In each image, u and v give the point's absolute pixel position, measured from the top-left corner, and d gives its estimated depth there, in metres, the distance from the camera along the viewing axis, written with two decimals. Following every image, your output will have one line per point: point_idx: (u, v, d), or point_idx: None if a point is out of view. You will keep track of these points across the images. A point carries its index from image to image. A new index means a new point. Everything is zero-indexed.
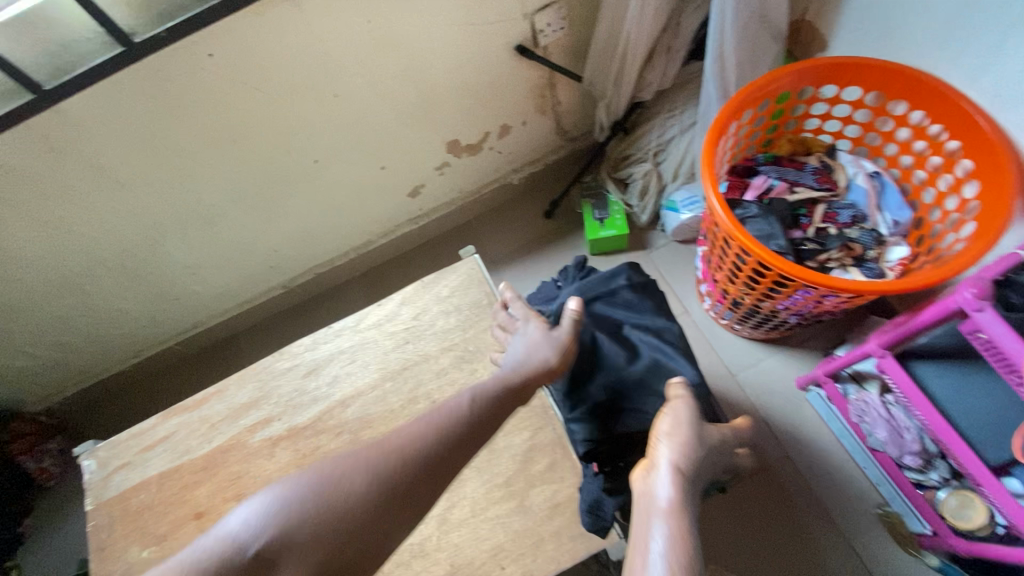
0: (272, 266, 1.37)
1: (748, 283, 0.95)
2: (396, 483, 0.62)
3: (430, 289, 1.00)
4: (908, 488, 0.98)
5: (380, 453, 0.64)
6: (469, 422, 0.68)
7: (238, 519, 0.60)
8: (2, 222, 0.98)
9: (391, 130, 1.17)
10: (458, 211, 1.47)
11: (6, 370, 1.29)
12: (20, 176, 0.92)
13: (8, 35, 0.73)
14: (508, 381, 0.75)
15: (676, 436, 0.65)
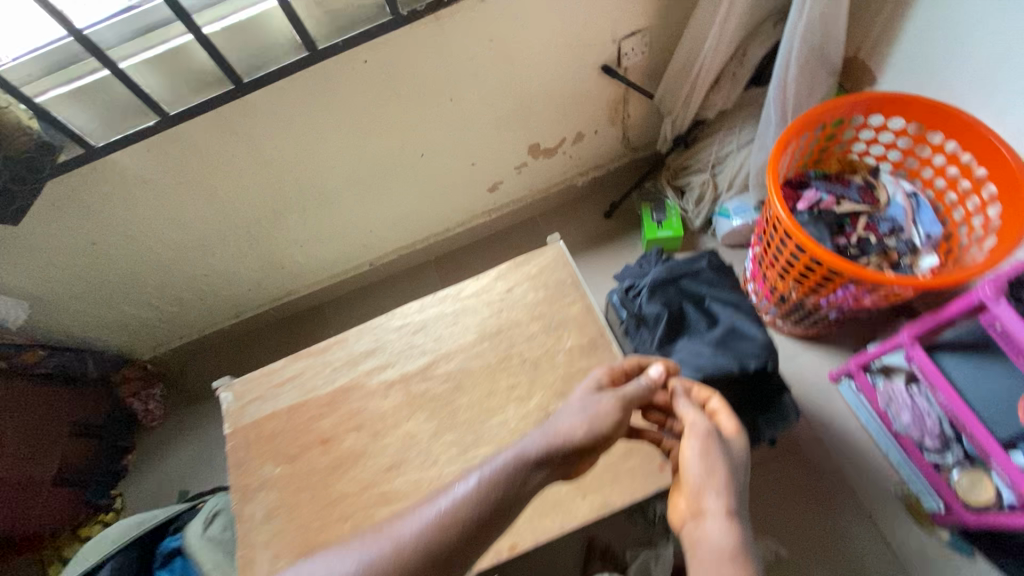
0: (363, 245, 1.55)
1: (798, 278, 1.11)
2: (426, 564, 0.65)
3: (521, 268, 1.16)
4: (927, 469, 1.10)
5: (405, 536, 0.67)
6: (490, 507, 0.68)
7: None
8: (169, 187, 1.16)
9: (487, 131, 1.34)
10: (528, 207, 1.64)
11: (132, 319, 1.46)
12: (196, 150, 1.10)
13: (227, 38, 0.93)
14: (528, 453, 0.73)
15: (714, 479, 0.69)
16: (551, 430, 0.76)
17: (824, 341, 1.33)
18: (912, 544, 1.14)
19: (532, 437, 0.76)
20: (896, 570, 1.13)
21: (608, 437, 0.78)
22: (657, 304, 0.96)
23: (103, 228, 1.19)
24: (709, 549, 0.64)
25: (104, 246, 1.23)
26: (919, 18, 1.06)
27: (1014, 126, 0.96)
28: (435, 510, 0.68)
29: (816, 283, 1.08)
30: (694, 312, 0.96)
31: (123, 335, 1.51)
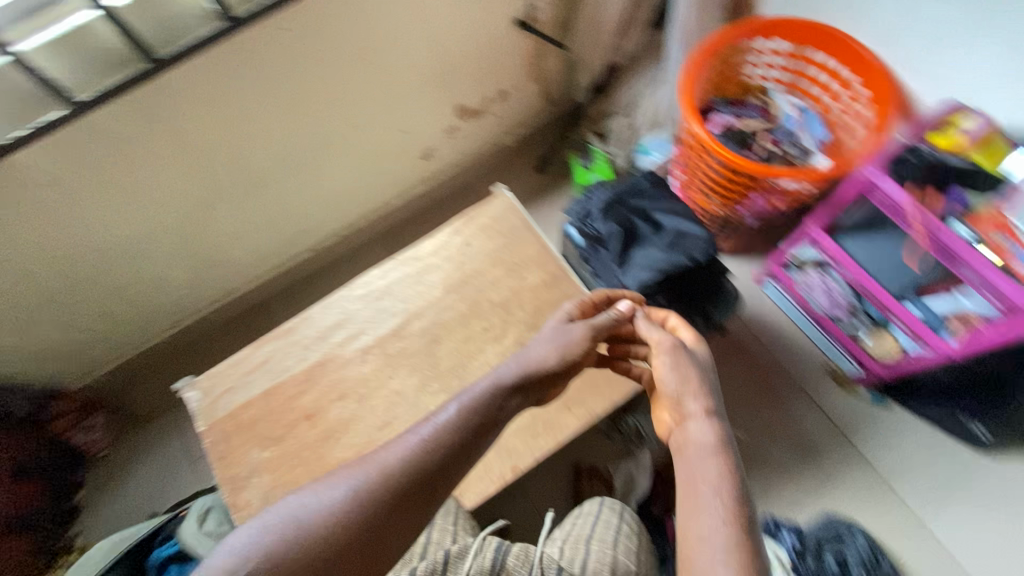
0: (303, 231, 1.51)
1: (722, 193, 1.25)
2: (415, 484, 0.68)
3: (473, 220, 1.18)
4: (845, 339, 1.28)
5: (391, 462, 0.69)
6: (471, 430, 0.72)
7: (242, 538, 0.64)
8: (84, 188, 1.08)
9: (414, 95, 1.36)
10: (463, 172, 1.67)
11: (56, 345, 1.34)
12: (112, 141, 1.04)
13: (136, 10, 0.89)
14: (503, 381, 0.77)
15: (689, 384, 0.76)
16: (525, 359, 0.80)
17: (747, 252, 1.49)
18: (843, 407, 1.33)
19: (506, 365, 0.80)
20: (835, 431, 1.31)
21: (577, 361, 0.81)
22: (610, 224, 0.93)
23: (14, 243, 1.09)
24: (694, 444, 0.71)
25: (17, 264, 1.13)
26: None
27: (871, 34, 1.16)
28: (417, 440, 0.71)
29: (735, 191, 1.22)
30: (647, 226, 0.93)
31: (48, 366, 1.37)
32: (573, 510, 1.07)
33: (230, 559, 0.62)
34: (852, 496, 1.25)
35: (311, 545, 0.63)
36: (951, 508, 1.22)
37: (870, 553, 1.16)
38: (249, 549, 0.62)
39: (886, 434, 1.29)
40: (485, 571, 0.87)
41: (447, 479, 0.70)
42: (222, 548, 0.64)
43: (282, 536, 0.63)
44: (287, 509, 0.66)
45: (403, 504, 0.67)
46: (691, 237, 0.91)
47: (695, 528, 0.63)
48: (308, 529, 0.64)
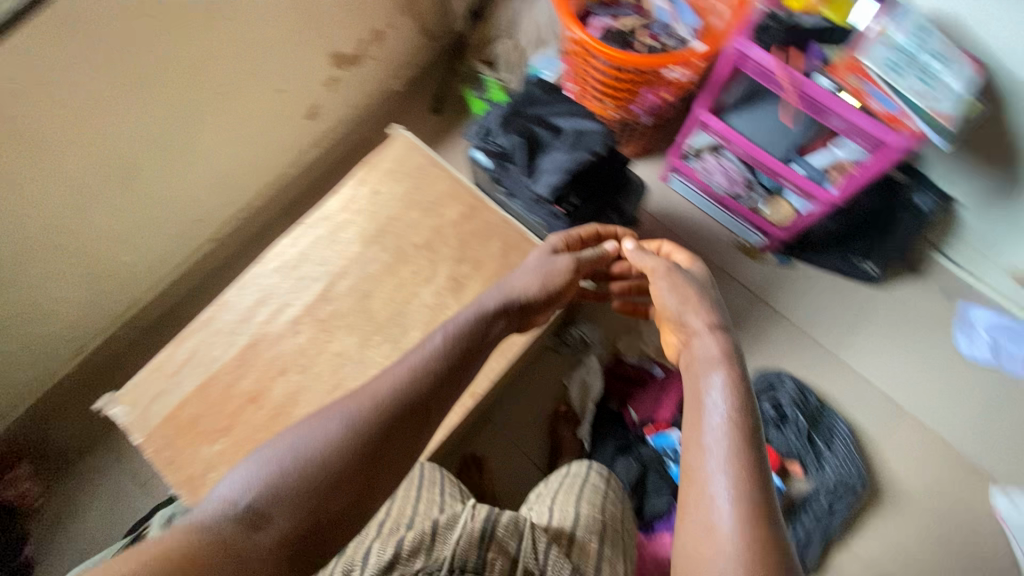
0: (198, 220, 1.40)
1: (613, 96, 1.27)
2: (410, 405, 0.70)
3: (376, 166, 1.14)
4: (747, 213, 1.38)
5: (385, 389, 0.71)
6: (458, 352, 0.77)
7: (230, 485, 0.61)
8: None
9: (279, 48, 1.26)
10: (355, 127, 1.60)
11: None
12: None
13: None
14: (487, 308, 0.84)
15: (689, 304, 0.82)
16: (508, 288, 0.87)
17: (651, 153, 1.55)
18: (757, 275, 1.44)
19: (491, 294, 0.86)
20: (756, 297, 1.42)
21: (563, 287, 0.88)
22: (511, 137, 0.91)
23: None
24: (701, 356, 0.76)
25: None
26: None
27: None
28: (407, 364, 0.74)
29: (626, 90, 1.25)
30: (547, 132, 0.92)
31: None
32: (558, 470, 1.08)
33: (229, 495, 0.60)
34: (781, 351, 1.38)
35: (314, 465, 0.62)
36: (861, 338, 1.38)
37: (798, 393, 1.31)
38: (242, 486, 0.61)
39: (798, 289, 1.43)
40: (474, 541, 0.80)
41: (438, 399, 0.73)
42: (211, 493, 0.61)
43: (280, 465, 0.62)
44: (282, 441, 0.65)
45: (400, 426, 0.68)
46: (589, 134, 0.92)
47: (700, 428, 0.67)
48: (310, 453, 0.63)
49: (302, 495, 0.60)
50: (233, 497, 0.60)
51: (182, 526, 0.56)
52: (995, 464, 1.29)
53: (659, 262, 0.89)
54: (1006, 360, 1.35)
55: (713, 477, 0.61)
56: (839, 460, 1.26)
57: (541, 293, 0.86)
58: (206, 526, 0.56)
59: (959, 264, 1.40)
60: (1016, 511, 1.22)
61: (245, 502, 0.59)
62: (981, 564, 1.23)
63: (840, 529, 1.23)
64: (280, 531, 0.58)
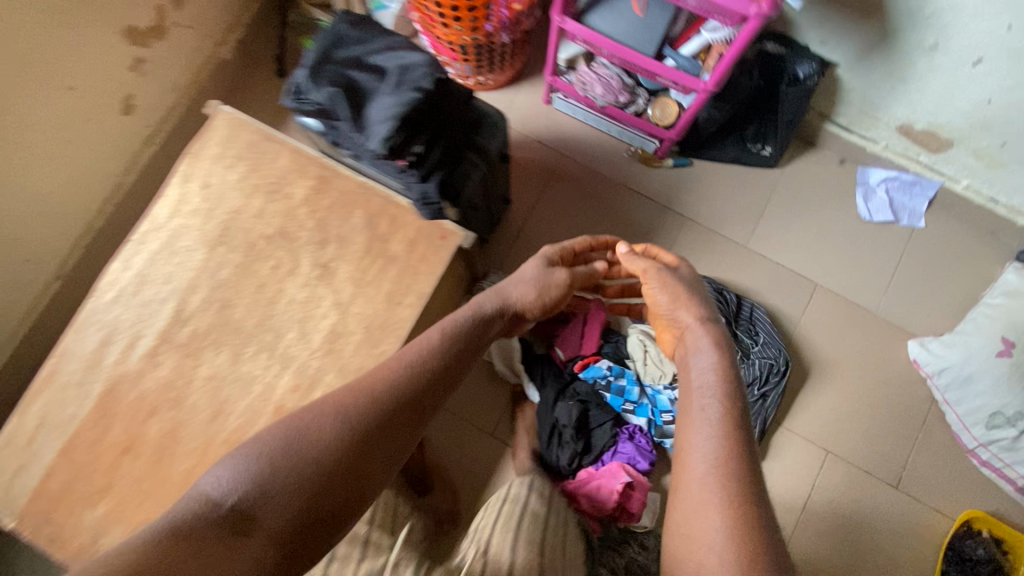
0: (28, 260, 1.16)
1: (457, 18, 1.12)
2: (406, 402, 0.77)
3: (200, 156, 0.98)
4: (634, 120, 1.28)
5: (381, 383, 0.77)
6: (453, 354, 0.84)
7: (214, 481, 0.63)
8: None
9: (52, 36, 1.03)
10: (190, 112, 1.40)
11: None
12: None
13: None
14: (481, 311, 0.92)
15: (681, 302, 0.91)
16: (506, 295, 0.96)
17: (524, 78, 1.43)
18: (658, 183, 1.38)
19: (486, 298, 0.95)
20: (660, 206, 1.37)
21: (557, 297, 1.00)
22: (324, 94, 0.76)
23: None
24: (696, 347, 0.84)
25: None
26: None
27: None
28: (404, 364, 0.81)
29: (470, 6, 1.10)
30: (364, 77, 0.78)
31: None
32: (495, 494, 0.90)
33: (213, 491, 0.62)
34: (696, 255, 1.34)
35: (305, 464, 0.66)
36: (768, 224, 1.37)
37: (716, 292, 1.26)
38: (225, 486, 0.62)
39: (700, 188, 1.38)
40: None
41: (430, 403, 0.79)
42: (195, 488, 0.63)
43: (271, 461, 0.65)
44: (275, 437, 0.68)
45: (386, 431, 0.74)
46: (414, 65, 0.78)
47: (697, 406, 0.76)
48: (302, 451, 0.67)
49: (291, 492, 0.63)
50: (218, 495, 0.61)
51: (155, 526, 0.56)
52: (908, 316, 1.33)
53: (649, 265, 0.96)
54: (906, 215, 1.36)
55: (708, 448, 0.70)
56: (764, 347, 1.25)
57: (531, 297, 0.96)
58: (181, 526, 0.57)
59: (848, 131, 1.36)
60: (931, 356, 1.25)
61: (234, 501, 0.61)
62: (911, 410, 1.29)
63: (775, 414, 1.25)
64: (267, 530, 0.60)
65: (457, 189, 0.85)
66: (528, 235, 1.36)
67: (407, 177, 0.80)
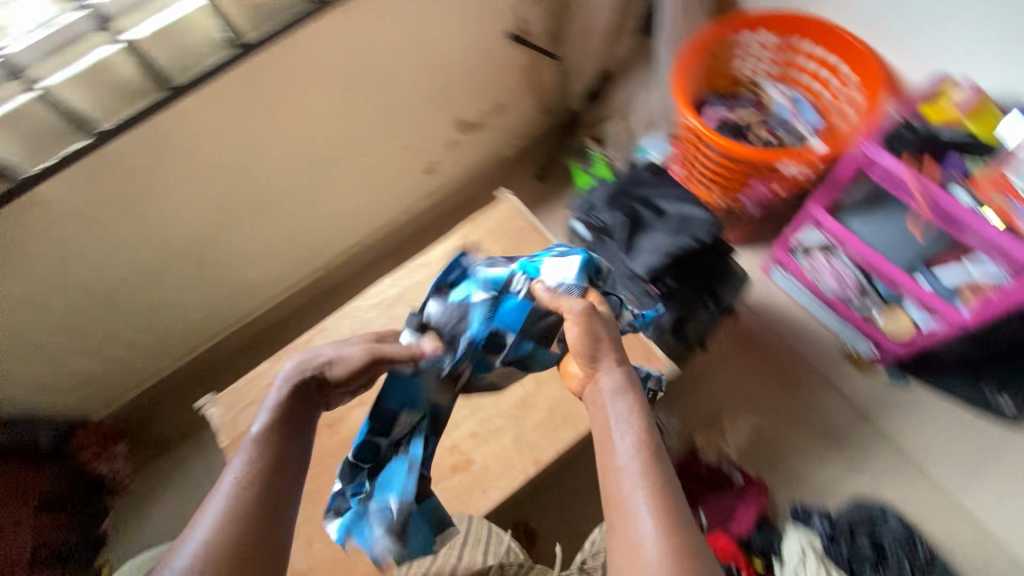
0: (311, 250, 1.49)
1: (722, 180, 1.27)
2: (257, 504, 0.61)
3: (480, 225, 1.21)
4: (905, 282, 1.11)
5: (234, 488, 0.61)
6: (249, 503, 0.60)
7: (239, 467, 0.63)
8: (116, 225, 1.11)
9: (415, 113, 1.37)
10: (467, 183, 1.68)
11: (65, 375, 1.30)
12: (139, 179, 1.07)
13: (163, 46, 0.96)
14: (242, 466, 0.63)
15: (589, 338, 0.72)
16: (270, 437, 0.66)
17: (757, 242, 1.47)
18: (863, 391, 1.30)
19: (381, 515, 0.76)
20: (857, 415, 1.28)
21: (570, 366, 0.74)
22: (613, 211, 1.00)
23: (9, 277, 1.06)
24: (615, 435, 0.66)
25: (5, 303, 1.09)
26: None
27: (876, 30, 1.18)
28: None
29: (735, 180, 1.25)
30: (650, 208, 1.00)
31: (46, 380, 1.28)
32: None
33: (229, 524, 0.59)
34: (883, 482, 1.22)
35: (232, 522, 0.59)
36: (986, 486, 1.20)
37: (907, 538, 1.13)
38: (215, 531, 0.58)
39: (909, 414, 1.27)
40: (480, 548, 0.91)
41: (274, 498, 0.62)
42: (193, 528, 0.59)
43: (236, 526, 0.59)
44: (209, 520, 0.59)
45: (269, 513, 0.61)
46: (690, 214, 0.97)
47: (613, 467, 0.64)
48: (246, 526, 0.59)
49: (235, 542, 0.58)
50: (224, 529, 0.58)
51: (210, 529, 0.58)
52: None
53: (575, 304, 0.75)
54: None
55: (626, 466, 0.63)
56: None
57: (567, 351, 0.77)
58: (234, 518, 0.59)
59: None
60: None
61: (222, 529, 0.58)
62: None
63: None
64: (263, 539, 0.60)
65: (686, 308, 0.98)
66: (706, 385, 1.35)
67: (646, 298, 0.98)
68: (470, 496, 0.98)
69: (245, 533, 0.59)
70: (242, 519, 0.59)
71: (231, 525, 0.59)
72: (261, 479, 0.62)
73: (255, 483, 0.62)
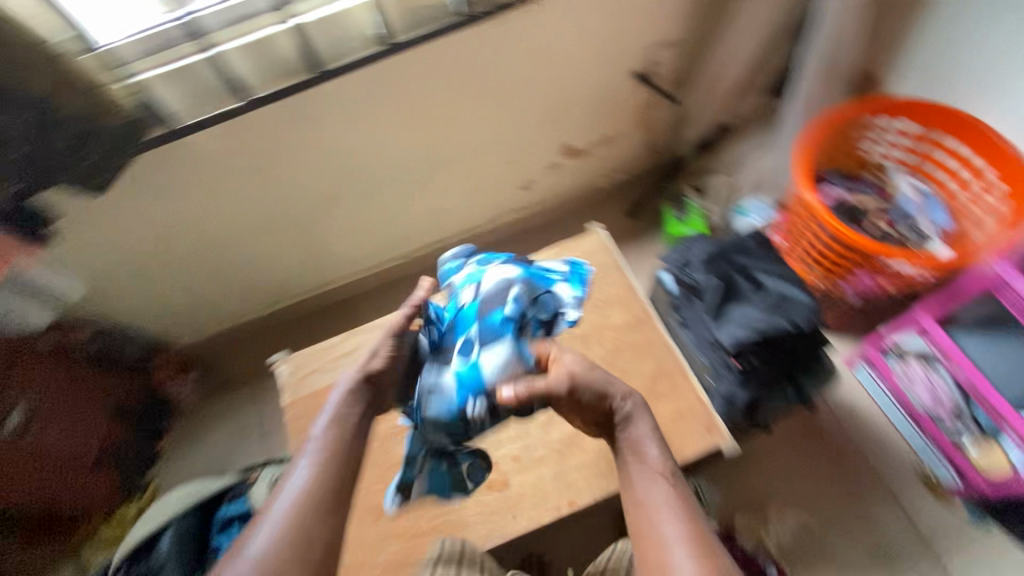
0: (399, 237, 1.55)
1: (825, 262, 1.21)
2: (333, 485, 0.66)
3: (566, 252, 1.21)
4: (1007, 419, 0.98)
5: (314, 469, 0.66)
6: (330, 483, 0.65)
7: (314, 451, 0.69)
8: (240, 180, 1.21)
9: (526, 130, 1.40)
10: (557, 205, 1.69)
11: (163, 300, 1.43)
12: (271, 144, 1.16)
13: (324, 31, 1.04)
14: (323, 449, 0.69)
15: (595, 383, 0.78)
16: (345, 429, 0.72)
17: (848, 331, 1.39)
18: (934, 522, 1.19)
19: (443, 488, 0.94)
20: (920, 544, 1.17)
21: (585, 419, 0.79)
22: (710, 274, 0.98)
23: (146, 209, 1.18)
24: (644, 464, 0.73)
25: (134, 228, 1.22)
26: (930, 22, 1.17)
27: None
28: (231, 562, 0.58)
29: (841, 265, 1.19)
30: (749, 279, 0.97)
31: (148, 301, 1.41)
32: None
33: (313, 500, 0.63)
34: None
35: (316, 496, 0.64)
36: None
37: None
38: (300, 503, 0.62)
39: (982, 561, 1.14)
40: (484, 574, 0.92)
41: (349, 483, 0.67)
42: (274, 501, 0.63)
43: (320, 502, 0.63)
44: (295, 493, 0.63)
45: (345, 494, 0.66)
46: (791, 297, 0.93)
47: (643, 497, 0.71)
48: (328, 503, 0.64)
49: (319, 516, 0.62)
50: (310, 503, 0.63)
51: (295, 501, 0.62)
52: None
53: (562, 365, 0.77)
54: None
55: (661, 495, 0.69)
56: None
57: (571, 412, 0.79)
58: (317, 494, 0.63)
59: None
60: None
61: (305, 505, 0.62)
62: None
63: None
64: (338, 519, 0.64)
65: (763, 388, 0.95)
66: (759, 468, 1.28)
67: (724, 370, 0.96)
68: (501, 520, 0.98)
69: (326, 509, 0.63)
70: (324, 497, 0.64)
71: (315, 499, 0.63)
72: (337, 472, 0.67)
73: (333, 467, 0.67)
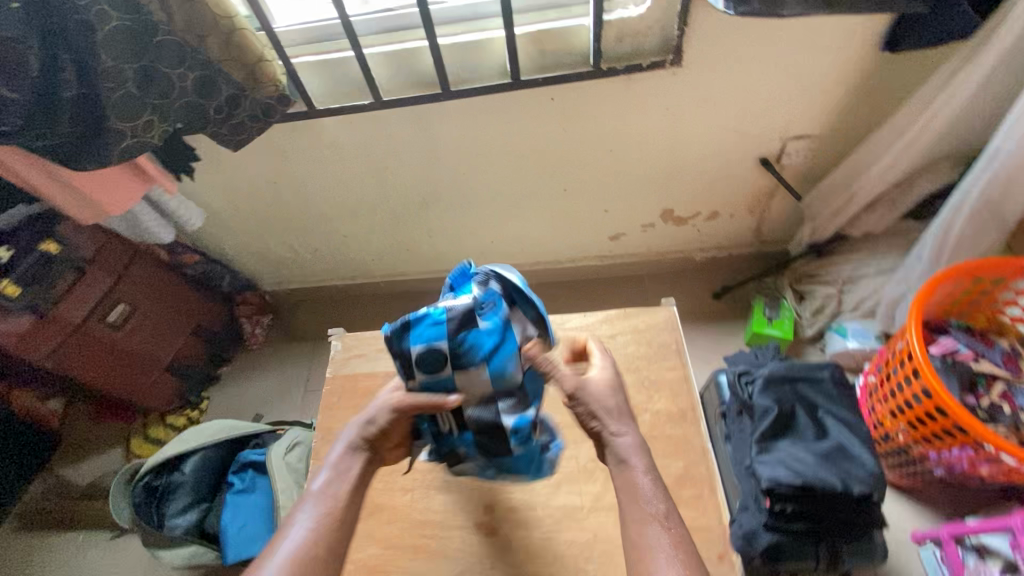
0: (479, 251, 1.59)
1: (912, 423, 1.06)
2: (334, 535, 0.70)
3: (629, 318, 1.17)
4: None
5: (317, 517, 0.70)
6: (332, 532, 0.70)
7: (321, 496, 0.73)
8: (353, 165, 1.31)
9: (630, 185, 1.38)
10: (642, 263, 1.64)
11: (262, 248, 1.58)
12: (388, 141, 1.24)
13: (462, 54, 1.10)
14: (330, 495, 0.73)
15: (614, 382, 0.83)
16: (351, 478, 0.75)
17: (923, 499, 1.22)
18: None
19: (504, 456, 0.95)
20: None
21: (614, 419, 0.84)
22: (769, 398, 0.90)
23: (271, 169, 1.32)
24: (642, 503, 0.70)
25: (256, 182, 1.36)
26: None
27: None
28: None
29: (929, 432, 1.03)
30: (811, 417, 0.89)
31: (250, 245, 1.57)
32: None
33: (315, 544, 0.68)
34: None
35: (316, 545, 0.68)
36: None
37: None
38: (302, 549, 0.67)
39: None
40: None
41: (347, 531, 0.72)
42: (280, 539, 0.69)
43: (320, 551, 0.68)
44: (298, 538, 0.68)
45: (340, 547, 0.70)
46: (850, 451, 0.84)
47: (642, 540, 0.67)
48: (328, 550, 0.69)
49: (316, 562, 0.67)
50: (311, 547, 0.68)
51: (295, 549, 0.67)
52: None
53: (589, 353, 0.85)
54: None
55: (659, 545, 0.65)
56: None
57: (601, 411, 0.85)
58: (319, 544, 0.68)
59: None
60: None
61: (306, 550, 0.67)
62: None
63: None
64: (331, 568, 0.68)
65: (792, 532, 0.87)
66: None
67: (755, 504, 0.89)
68: (479, 565, 0.96)
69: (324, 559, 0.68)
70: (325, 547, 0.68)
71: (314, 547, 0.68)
72: (339, 519, 0.71)
73: (334, 521, 0.71)
